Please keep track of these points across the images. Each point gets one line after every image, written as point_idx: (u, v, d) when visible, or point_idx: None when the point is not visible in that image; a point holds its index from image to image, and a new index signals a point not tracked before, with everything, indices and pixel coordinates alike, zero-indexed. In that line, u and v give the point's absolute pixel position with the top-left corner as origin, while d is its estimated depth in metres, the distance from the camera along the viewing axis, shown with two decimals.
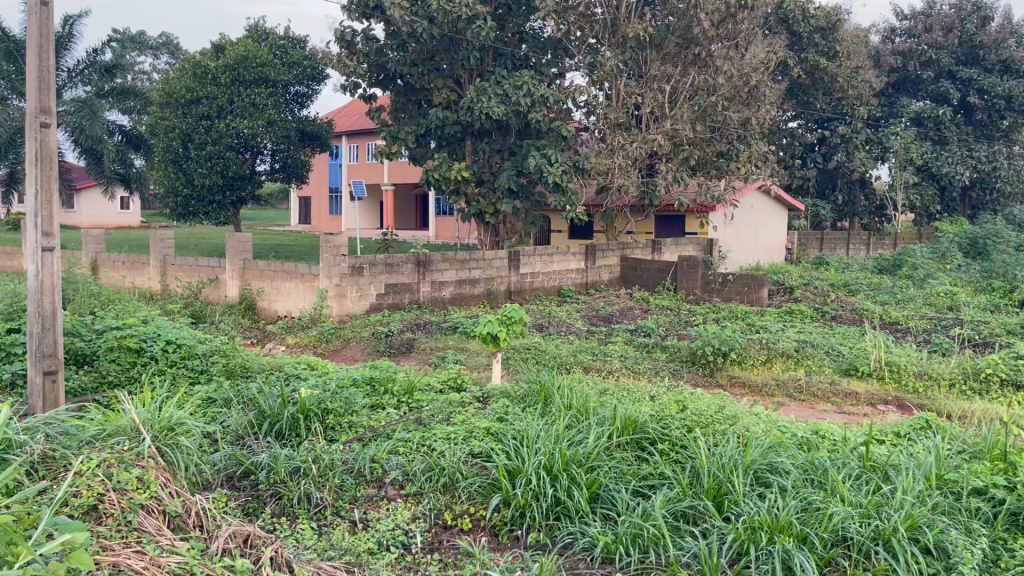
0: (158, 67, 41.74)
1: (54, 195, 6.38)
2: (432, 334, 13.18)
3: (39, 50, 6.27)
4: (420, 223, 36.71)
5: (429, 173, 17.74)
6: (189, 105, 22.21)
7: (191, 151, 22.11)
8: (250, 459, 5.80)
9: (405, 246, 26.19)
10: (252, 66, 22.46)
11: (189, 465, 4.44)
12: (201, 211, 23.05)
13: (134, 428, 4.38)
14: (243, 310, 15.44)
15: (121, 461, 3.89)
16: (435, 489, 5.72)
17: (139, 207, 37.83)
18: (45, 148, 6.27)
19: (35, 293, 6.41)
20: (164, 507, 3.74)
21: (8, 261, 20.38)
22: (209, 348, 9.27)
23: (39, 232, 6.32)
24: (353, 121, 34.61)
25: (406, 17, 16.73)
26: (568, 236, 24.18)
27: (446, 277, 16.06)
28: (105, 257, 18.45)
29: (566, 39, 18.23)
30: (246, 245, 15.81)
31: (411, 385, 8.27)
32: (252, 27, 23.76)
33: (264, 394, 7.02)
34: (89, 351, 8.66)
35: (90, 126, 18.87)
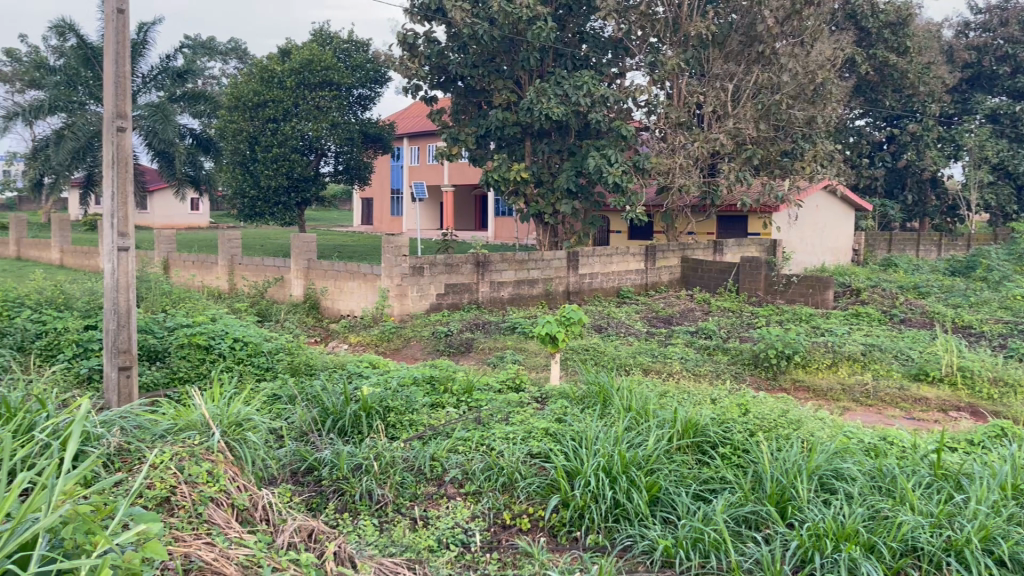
0: (227, 71, 42.82)
1: (129, 196, 6.61)
2: (492, 334, 13.25)
3: (115, 56, 6.51)
4: (480, 224, 36.92)
5: (489, 174, 17.84)
6: (257, 109, 22.79)
7: (258, 154, 22.66)
8: (314, 455, 5.91)
9: (464, 246, 26.37)
10: (317, 69, 22.93)
11: (256, 461, 4.55)
12: (266, 212, 23.54)
13: (205, 424, 4.51)
14: (307, 308, 15.76)
15: (192, 455, 4.00)
16: (495, 488, 5.75)
17: (208, 208, 38.93)
18: (121, 151, 6.51)
19: (111, 291, 6.66)
20: (232, 500, 3.83)
21: (86, 260, 21.21)
22: (274, 346, 9.49)
23: (114, 232, 6.55)
24: (414, 122, 35.01)
25: (467, 19, 16.85)
26: (628, 236, 24.03)
27: (505, 278, 16.12)
28: (176, 256, 19.04)
29: (627, 39, 18.12)
30: (310, 245, 16.14)
31: (469, 384, 8.34)
32: (317, 31, 24.23)
33: (328, 391, 7.16)
34: (161, 347, 9.03)
35: (163, 129, 19.64)
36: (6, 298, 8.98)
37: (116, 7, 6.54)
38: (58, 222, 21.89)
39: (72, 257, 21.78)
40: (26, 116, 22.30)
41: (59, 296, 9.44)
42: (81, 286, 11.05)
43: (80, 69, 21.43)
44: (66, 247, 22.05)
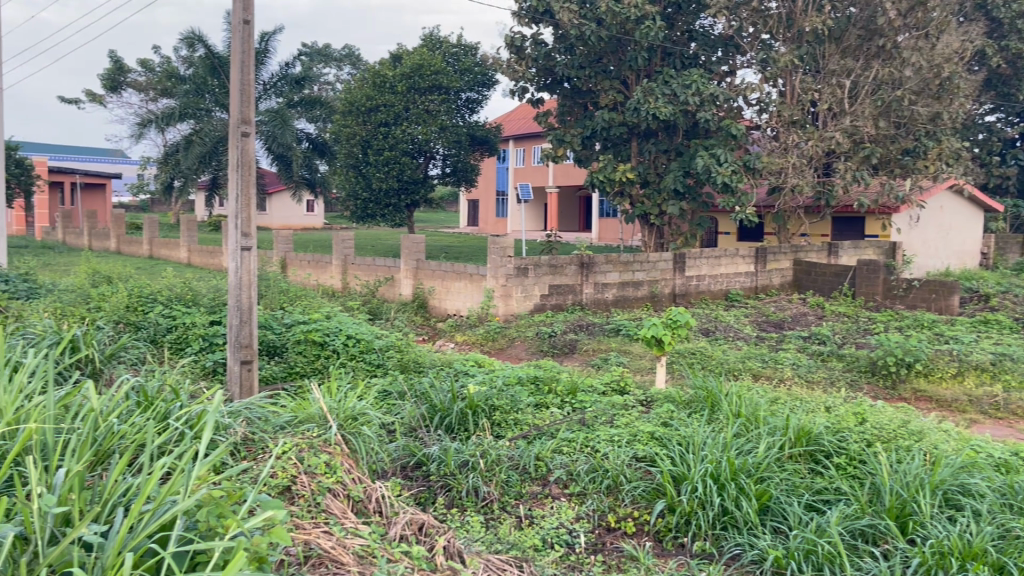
0: (342, 77, 44.29)
1: (252, 199, 6.96)
2: (596, 336, 13.22)
3: (241, 65, 6.87)
4: (584, 225, 36.84)
5: (594, 175, 17.80)
6: (369, 113, 23.44)
7: (370, 157, 23.33)
8: (422, 451, 6.03)
9: (569, 247, 26.39)
10: (427, 73, 23.43)
11: (369, 454, 4.70)
12: (378, 214, 24.22)
13: (322, 417, 4.68)
14: (415, 307, 16.14)
15: (310, 447, 4.16)
16: (599, 491, 5.74)
17: (322, 209, 40.42)
18: (246, 155, 6.86)
19: (234, 288, 7.03)
20: (348, 491, 3.97)
21: (211, 259, 22.41)
22: (385, 343, 9.76)
23: (238, 233, 6.90)
24: (521, 124, 35.28)
25: (574, 20, 16.85)
26: (737, 238, 23.49)
27: (610, 279, 16.03)
28: (293, 256, 19.84)
29: (738, 36, 17.70)
30: (419, 246, 16.54)
31: (574, 385, 8.35)
32: (427, 36, 24.77)
33: (435, 389, 7.33)
34: (279, 343, 9.43)
35: (282, 133, 21.01)
36: (142, 293, 9.59)
37: (243, 18, 6.91)
38: (186, 223, 23.21)
39: (198, 256, 23.05)
40: (159, 124, 23.77)
41: (188, 292, 10.02)
42: (207, 283, 11.68)
43: (208, 78, 22.66)
44: (193, 246, 23.36)
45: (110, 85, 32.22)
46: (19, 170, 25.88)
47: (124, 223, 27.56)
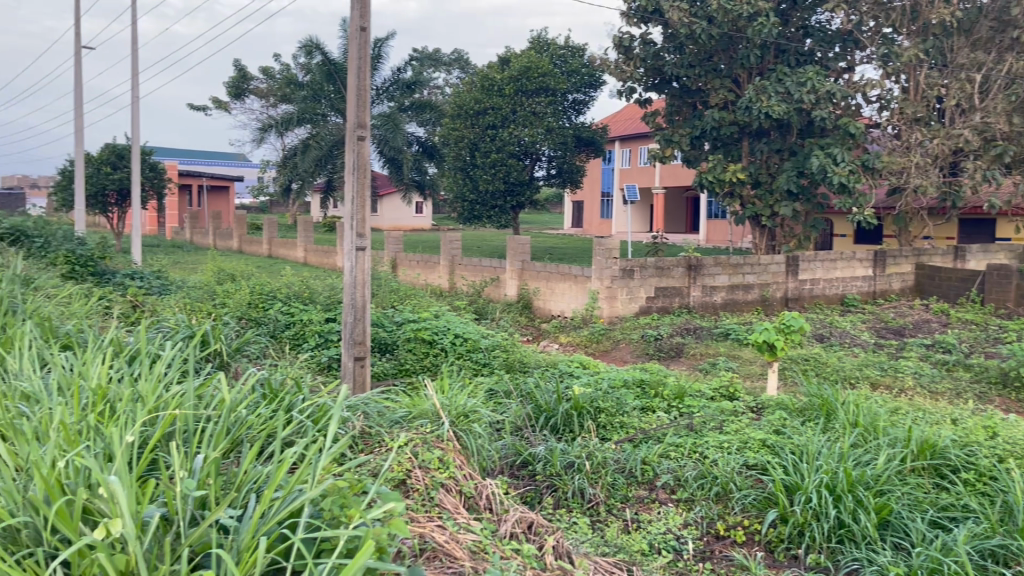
0: (451, 81, 45.06)
1: (367, 201, 7.17)
2: (704, 340, 12.97)
3: (358, 70, 7.11)
4: (691, 226, 36.24)
5: (703, 176, 17.46)
6: (477, 116, 23.76)
7: (478, 159, 23.69)
8: (528, 449, 6.02)
9: (676, 249, 25.98)
10: (535, 76, 23.50)
11: (480, 451, 4.78)
12: (485, 215, 24.52)
13: (435, 413, 4.79)
14: (520, 308, 16.25)
15: (424, 442, 4.25)
16: (708, 497, 5.65)
17: (430, 211, 41.25)
18: (361, 158, 7.07)
19: (350, 287, 7.26)
20: (460, 486, 4.05)
21: (326, 258, 23.24)
22: (491, 343, 9.90)
23: (353, 233, 7.14)
24: (629, 125, 34.95)
25: (684, 19, 16.59)
26: (854, 240, 22.61)
27: (718, 282, 15.69)
28: (403, 256, 20.31)
29: (857, 30, 17.00)
30: (525, 247, 16.65)
31: (682, 390, 8.23)
32: (534, 39, 24.93)
33: (541, 390, 7.36)
34: (390, 340, 9.67)
35: (393, 137, 21.90)
36: (262, 290, 10.02)
37: (359, 26, 7.14)
38: (303, 223, 24.16)
39: (314, 255, 23.96)
40: (278, 129, 24.82)
41: (304, 290, 10.40)
42: (323, 281, 12.11)
43: (324, 84, 23.46)
44: (309, 246, 24.29)
45: (234, 93, 33.91)
46: (152, 173, 27.60)
47: (246, 224, 28.94)
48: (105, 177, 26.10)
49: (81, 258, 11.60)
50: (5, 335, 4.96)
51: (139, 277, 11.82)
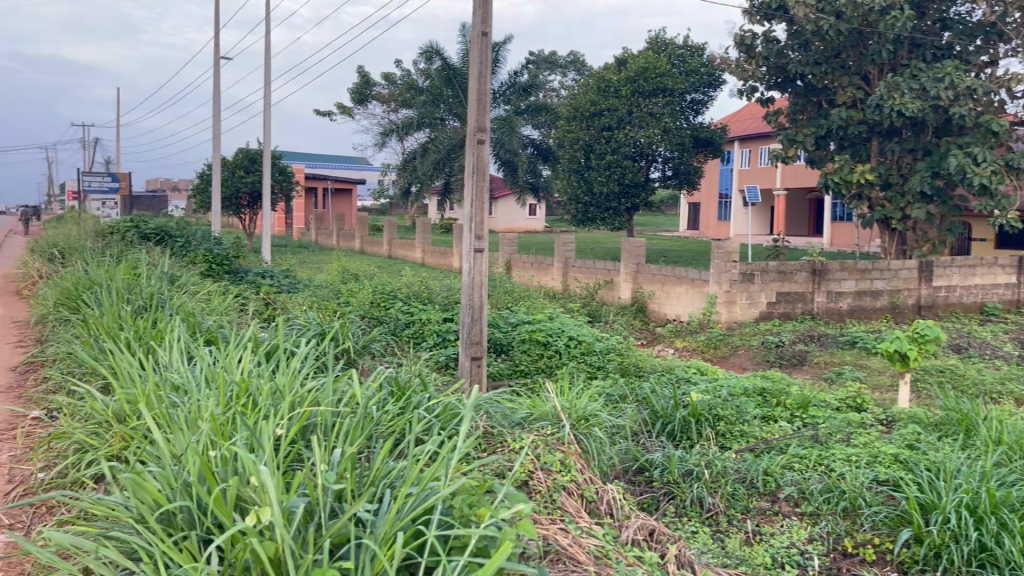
0: (566, 83, 45.13)
1: (486, 204, 7.26)
2: (828, 348, 12.47)
3: (478, 75, 7.22)
4: (814, 230, 34.90)
5: (829, 177, 16.79)
6: (594, 118, 23.71)
7: (593, 161, 23.59)
8: (644, 455, 5.90)
9: (797, 252, 25.07)
10: (652, 76, 23.24)
11: (600, 456, 4.75)
12: (599, 218, 24.31)
13: (555, 415, 4.81)
14: (635, 311, 16.08)
15: (546, 444, 4.27)
16: (834, 512, 5.43)
17: (544, 213, 41.43)
18: (480, 161, 7.17)
19: (468, 287, 7.38)
20: (582, 490, 4.03)
21: (443, 259, 23.73)
22: (606, 346, 9.84)
23: (471, 235, 7.24)
24: (749, 125, 34.01)
25: (810, 15, 16.03)
26: (994, 245, 21.27)
27: (845, 288, 15.04)
28: (518, 258, 20.46)
29: (1002, 22, 15.94)
30: (640, 249, 16.48)
31: (805, 399, 7.93)
32: (653, 39, 24.64)
33: (658, 395, 7.26)
34: (505, 341, 9.76)
35: (509, 140, 22.62)
36: (383, 290, 10.30)
37: (481, 31, 7.24)
38: (421, 225, 24.75)
39: (431, 256, 24.51)
40: (399, 133, 25.54)
41: (423, 290, 10.64)
42: (441, 282, 12.36)
43: (443, 88, 23.92)
44: (427, 247, 24.86)
45: (357, 98, 35.15)
46: (282, 177, 28.97)
47: (368, 226, 29.90)
48: (239, 180, 27.59)
49: (218, 257, 12.29)
50: (155, 329, 5.30)
51: (270, 276, 12.42)
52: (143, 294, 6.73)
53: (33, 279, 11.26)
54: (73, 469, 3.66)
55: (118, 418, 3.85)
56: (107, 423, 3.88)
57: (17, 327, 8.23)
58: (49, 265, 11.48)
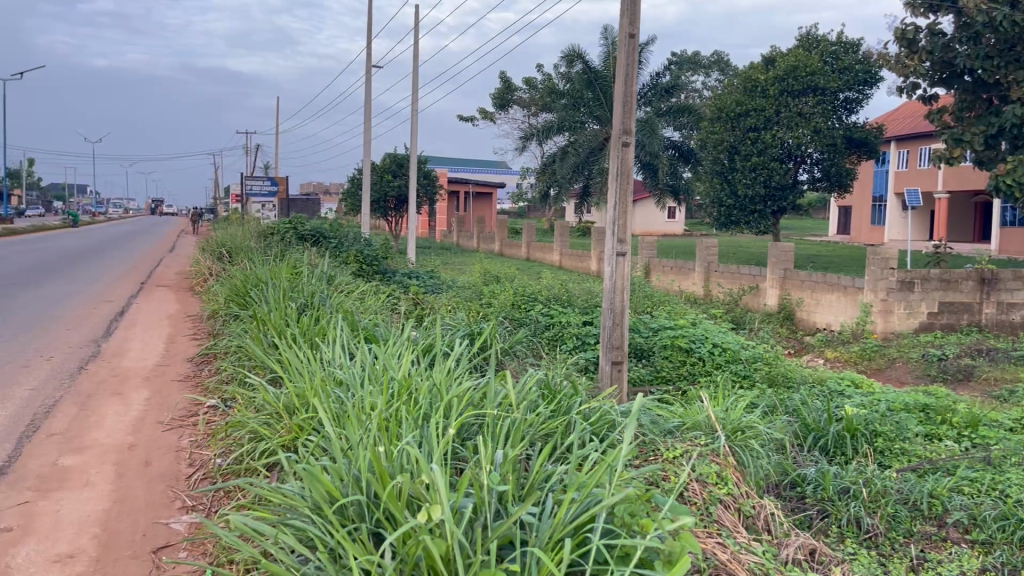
0: (710, 83, 44.11)
1: (630, 208, 7.14)
2: (999, 363, 11.53)
3: (625, 78, 7.09)
4: (980, 235, 32.44)
5: (1000, 178, 15.55)
6: (739, 119, 23.02)
7: (737, 163, 22.94)
8: (796, 470, 5.57)
9: (962, 259, 23.38)
10: (803, 74, 22.13)
11: (757, 469, 4.56)
12: (742, 221, 23.70)
13: (708, 426, 4.66)
14: (781, 319, 15.49)
15: (701, 454, 4.14)
16: (1012, 543, 5.01)
17: (684, 216, 40.62)
18: (625, 165, 7.05)
19: (609, 291, 7.26)
20: (739, 505, 3.89)
21: (581, 262, 23.72)
22: (752, 354, 9.51)
23: (614, 239, 7.14)
24: (908, 124, 32.04)
25: (981, 6, 14.92)
26: None
27: (1018, 299, 13.91)
28: (657, 262, 20.15)
29: None
30: (789, 254, 15.87)
31: (976, 418, 7.35)
32: (803, 36, 23.51)
33: (810, 408, 6.93)
34: (646, 346, 9.59)
35: (649, 142, 22.42)
36: (524, 292, 10.38)
37: (628, 32, 7.10)
38: (560, 228, 24.84)
39: (569, 259, 24.53)
40: (539, 136, 25.73)
41: (563, 293, 10.63)
42: (581, 285, 12.33)
43: (584, 91, 23.94)
44: (565, 250, 24.91)
45: (499, 103, 35.74)
46: (426, 181, 29.89)
47: (507, 229, 30.28)
48: (386, 184, 28.71)
49: (369, 258, 12.80)
50: (318, 327, 5.57)
51: (416, 276, 12.82)
52: (305, 292, 7.08)
53: (205, 277, 12.15)
54: (249, 457, 3.87)
55: (288, 410, 4.05)
56: (278, 414, 4.08)
57: (192, 322, 8.89)
58: (219, 264, 12.34)
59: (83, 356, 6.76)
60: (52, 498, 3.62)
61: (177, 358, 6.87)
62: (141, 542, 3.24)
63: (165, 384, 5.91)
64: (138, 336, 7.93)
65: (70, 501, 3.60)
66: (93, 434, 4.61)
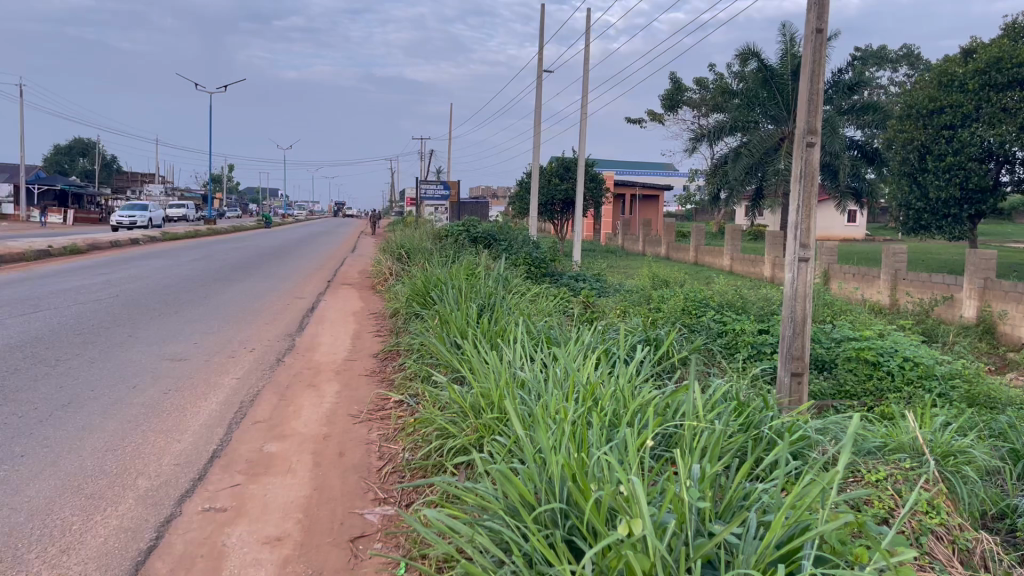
0: (897, 79, 41.31)
1: (816, 210, 6.02)
2: None
3: (811, 73, 6.02)
4: None
5: None
6: (932, 115, 21.32)
7: (929, 164, 21.18)
8: (1007, 500, 5.00)
9: None
10: (1008, 66, 19.54)
11: (970, 498, 4.16)
12: (934, 225, 21.92)
13: (915, 449, 4.28)
14: (980, 332, 14.20)
15: (910, 480, 3.81)
16: None
17: (865, 219, 38.19)
18: (809, 167, 6.01)
19: (789, 298, 6.28)
20: (954, 537, 3.56)
21: (753, 267, 22.82)
22: (949, 371, 8.73)
23: (796, 244, 6.09)
24: None
25: None
26: None
27: None
28: (837, 268, 19.01)
29: None
30: (990, 262, 14.54)
31: None
32: (1010, 24, 21.51)
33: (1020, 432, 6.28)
34: (828, 358, 9.06)
35: (831, 141, 21.57)
36: (695, 296, 10.00)
37: (815, 28, 6.07)
38: (731, 232, 24.02)
39: (741, 264, 23.68)
40: (710, 138, 25.08)
41: (737, 300, 10.19)
42: (757, 292, 11.84)
43: (759, 90, 23.09)
44: (736, 255, 24.06)
45: (669, 104, 35.17)
46: (593, 184, 29.85)
47: (675, 232, 29.64)
48: (554, 188, 28.95)
49: (537, 261, 12.91)
50: (498, 328, 5.63)
51: (584, 280, 12.79)
52: (484, 293, 7.21)
53: (385, 277, 12.74)
54: (436, 455, 3.96)
55: (474, 410, 4.10)
56: (464, 414, 4.14)
57: (375, 319, 9.33)
58: (398, 264, 12.88)
59: (281, 349, 7.24)
60: (260, 483, 3.86)
61: (364, 353, 7.22)
62: (339, 531, 3.38)
63: (353, 378, 6.20)
64: (326, 331, 8.40)
65: (276, 486, 3.84)
66: (292, 424, 4.89)
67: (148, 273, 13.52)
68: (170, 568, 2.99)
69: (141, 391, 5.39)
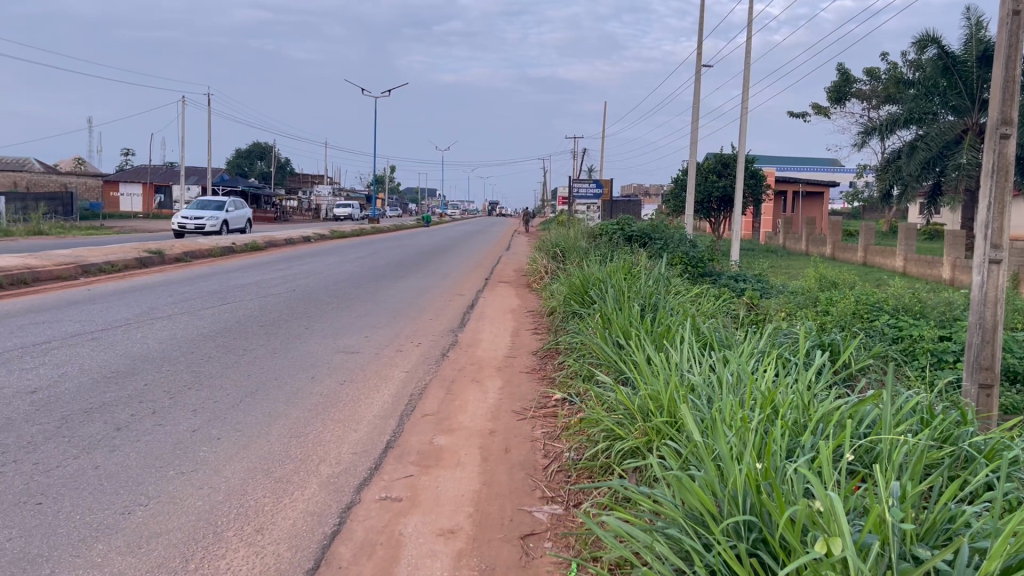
0: None
1: (1012, 207, 5.05)
2: None
3: (1006, 61, 5.11)
4: None
5: None
6: None
7: None
8: None
9: None
10: None
11: None
12: None
13: None
14: None
15: None
16: None
17: None
18: (1004, 162, 5.02)
19: (975, 305, 5.23)
20: None
21: (931, 269, 21.22)
22: None
23: (988, 244, 5.09)
24: None
25: None
26: None
27: None
28: None
29: None
30: None
31: None
32: None
33: None
34: (1022, 368, 8.18)
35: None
36: (868, 299, 9.27)
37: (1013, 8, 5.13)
38: (905, 231, 22.47)
39: (916, 265, 22.11)
40: (882, 132, 23.58)
41: (915, 303, 9.40)
42: (939, 296, 10.87)
43: (938, 80, 21.43)
44: (910, 256, 22.49)
45: (836, 97, 33.38)
46: (753, 181, 28.81)
47: (841, 231, 28.09)
48: (711, 185, 28.22)
49: (693, 260, 12.55)
50: (662, 328, 5.48)
51: (745, 280, 12.31)
52: (644, 293, 7.06)
53: (542, 274, 12.91)
54: (603, 456, 3.91)
55: (642, 411, 3.99)
56: (632, 415, 4.04)
57: (532, 316, 9.43)
58: (554, 262, 12.96)
59: (445, 344, 7.43)
60: (431, 475, 3.96)
61: (524, 350, 7.28)
62: (510, 527, 3.40)
63: (514, 374, 6.26)
64: (486, 328, 8.53)
65: (447, 479, 3.92)
66: (458, 418, 5.00)
67: (320, 269, 14.37)
68: (353, 554, 3.11)
69: (319, 381, 5.69)
